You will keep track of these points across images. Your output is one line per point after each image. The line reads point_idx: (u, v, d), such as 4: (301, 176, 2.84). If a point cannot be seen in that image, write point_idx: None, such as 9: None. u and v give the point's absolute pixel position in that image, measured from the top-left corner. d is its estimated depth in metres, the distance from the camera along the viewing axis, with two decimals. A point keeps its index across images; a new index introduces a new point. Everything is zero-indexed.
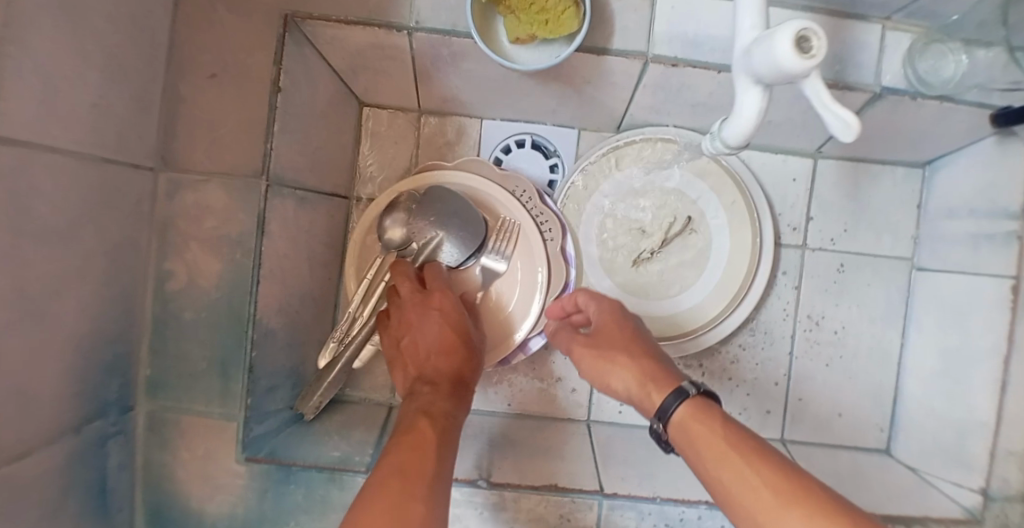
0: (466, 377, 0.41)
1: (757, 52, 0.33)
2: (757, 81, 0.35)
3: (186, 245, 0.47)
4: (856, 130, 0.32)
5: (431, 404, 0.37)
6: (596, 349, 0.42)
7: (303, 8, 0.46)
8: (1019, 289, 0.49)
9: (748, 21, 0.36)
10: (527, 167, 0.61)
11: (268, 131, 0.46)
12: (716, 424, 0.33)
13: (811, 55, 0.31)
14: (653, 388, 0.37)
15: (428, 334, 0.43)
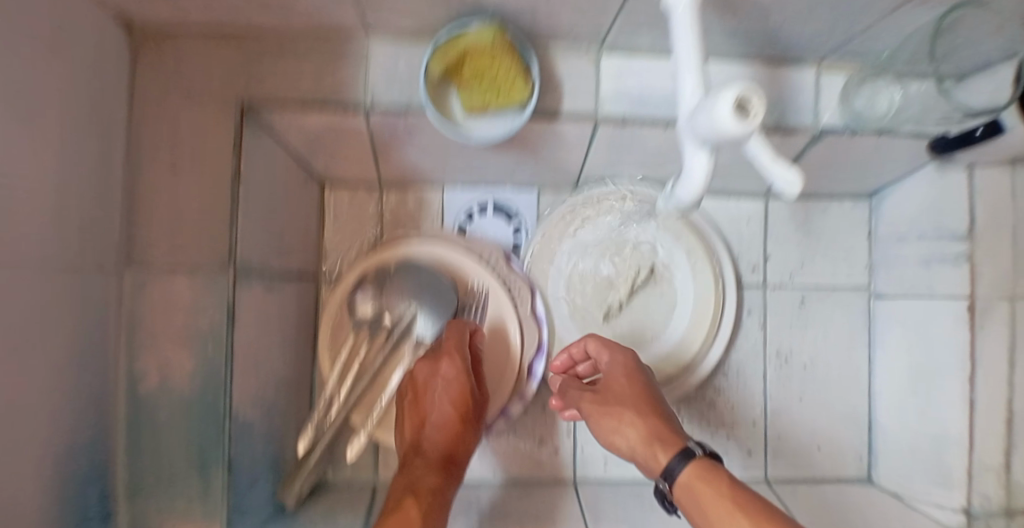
0: (456, 449, 0.47)
1: (699, 119, 0.34)
2: (705, 144, 0.35)
3: (156, 343, 0.46)
4: (800, 182, 0.34)
5: (421, 478, 0.43)
6: (607, 404, 0.46)
7: (259, 96, 0.47)
8: (974, 309, 0.52)
9: (690, 85, 0.37)
10: (491, 230, 0.62)
11: (232, 219, 0.46)
12: (717, 484, 0.36)
13: (752, 115, 0.32)
14: (658, 447, 0.41)
15: (439, 406, 0.48)
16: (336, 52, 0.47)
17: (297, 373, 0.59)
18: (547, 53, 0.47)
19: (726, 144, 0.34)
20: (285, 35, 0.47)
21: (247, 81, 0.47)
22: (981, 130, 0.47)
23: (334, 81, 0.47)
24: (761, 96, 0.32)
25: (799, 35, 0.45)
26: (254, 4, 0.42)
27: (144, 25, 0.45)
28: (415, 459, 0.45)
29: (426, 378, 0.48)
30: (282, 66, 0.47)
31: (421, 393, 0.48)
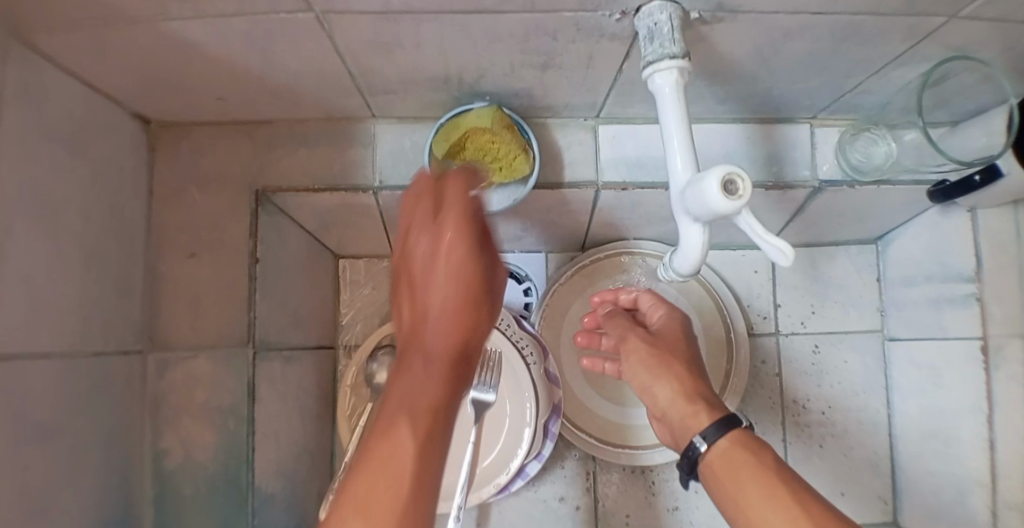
0: (472, 349, 0.37)
1: (690, 195, 0.34)
2: (699, 221, 0.35)
3: (180, 420, 0.48)
4: (792, 254, 0.32)
5: (418, 390, 0.33)
6: (658, 358, 0.43)
7: (270, 180, 0.50)
8: (987, 347, 0.53)
9: (678, 165, 0.36)
10: (502, 292, 0.63)
11: (250, 299, 0.48)
12: (760, 458, 0.36)
13: (739, 196, 0.31)
14: (702, 411, 0.39)
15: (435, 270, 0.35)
16: (343, 133, 0.50)
17: (318, 440, 0.61)
18: (542, 126, 0.50)
19: (717, 221, 0.34)
20: (297, 120, 0.50)
21: (262, 165, 0.50)
22: (980, 175, 0.47)
23: (343, 161, 0.50)
24: (747, 177, 0.32)
25: (786, 98, 0.47)
26: (268, 96, 0.45)
27: (164, 117, 0.49)
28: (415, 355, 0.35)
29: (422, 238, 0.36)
30: (293, 149, 0.50)
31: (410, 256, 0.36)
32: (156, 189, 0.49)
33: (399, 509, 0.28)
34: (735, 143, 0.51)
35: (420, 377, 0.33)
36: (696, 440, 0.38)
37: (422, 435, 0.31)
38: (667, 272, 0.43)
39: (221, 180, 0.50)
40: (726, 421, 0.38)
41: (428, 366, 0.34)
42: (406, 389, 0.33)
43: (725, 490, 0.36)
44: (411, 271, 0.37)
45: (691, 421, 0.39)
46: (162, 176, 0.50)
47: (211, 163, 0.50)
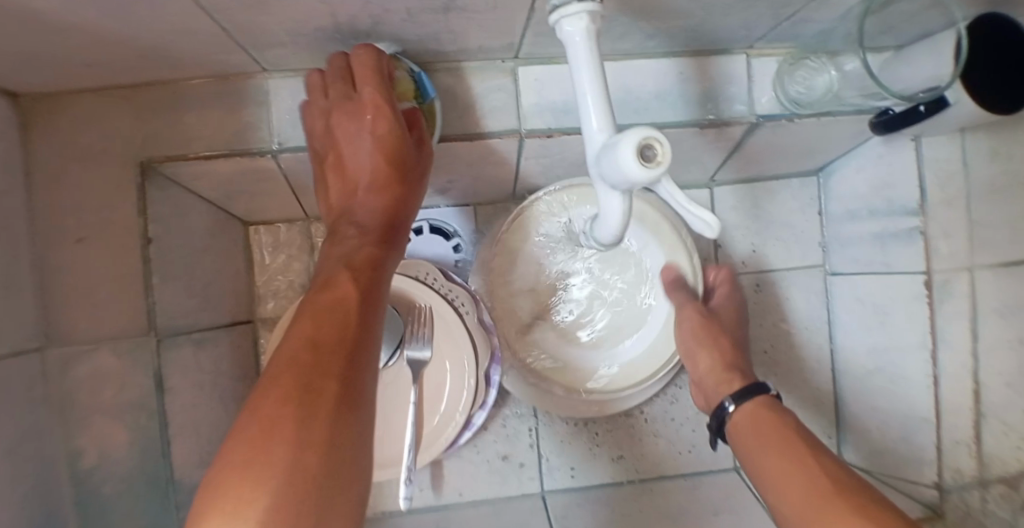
0: (400, 219, 0.39)
1: (605, 160, 0.30)
2: (616, 189, 0.31)
3: (90, 419, 0.44)
4: (716, 224, 0.29)
5: (339, 296, 0.30)
6: (705, 333, 0.52)
7: (161, 149, 0.45)
8: (931, 283, 0.51)
9: (594, 122, 0.33)
10: (429, 250, 0.60)
11: (148, 285, 0.45)
12: (782, 416, 0.42)
13: (657, 162, 0.28)
14: (735, 379, 0.48)
15: (369, 176, 0.38)
16: (236, 93, 0.45)
17: None
18: (451, 74, 0.45)
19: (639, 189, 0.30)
20: (186, 79, 0.44)
21: (148, 134, 0.45)
22: (924, 107, 0.44)
23: (239, 125, 0.45)
24: (667, 141, 0.28)
25: (721, 29, 0.42)
26: (140, 58, 0.39)
27: (33, 89, 0.42)
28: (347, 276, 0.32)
29: (350, 138, 0.39)
30: (186, 111, 0.45)
31: (347, 159, 0.39)
32: (33, 170, 0.44)
33: (312, 448, 0.24)
34: (667, 80, 0.47)
35: (342, 289, 0.31)
36: (726, 402, 0.46)
37: (335, 346, 0.28)
38: (591, 241, 0.39)
39: (102, 154, 0.45)
40: (754, 389, 0.46)
41: (347, 278, 0.32)
42: (325, 303, 0.30)
43: (745, 446, 0.42)
44: (341, 177, 0.40)
45: (724, 387, 0.48)
46: (38, 154, 0.44)
47: (88, 137, 0.45)
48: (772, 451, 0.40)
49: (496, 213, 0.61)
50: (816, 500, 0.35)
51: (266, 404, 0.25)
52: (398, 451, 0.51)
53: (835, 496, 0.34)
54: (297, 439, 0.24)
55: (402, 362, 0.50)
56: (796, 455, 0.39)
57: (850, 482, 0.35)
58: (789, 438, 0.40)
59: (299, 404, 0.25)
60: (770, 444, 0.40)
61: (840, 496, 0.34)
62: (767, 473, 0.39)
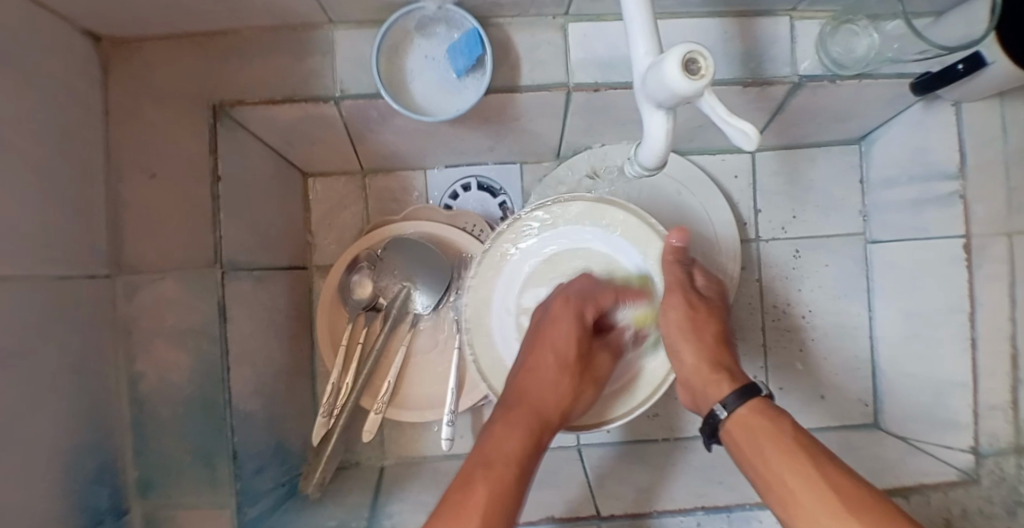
0: (556, 417, 0.44)
1: (650, 81, 0.33)
2: (660, 109, 0.34)
3: (152, 344, 0.47)
4: (756, 138, 0.30)
5: (506, 444, 0.40)
6: (692, 326, 0.46)
7: (228, 94, 0.47)
8: (970, 246, 0.53)
9: (642, 51, 0.35)
10: (476, 207, 0.63)
11: (216, 220, 0.46)
12: (777, 426, 0.39)
13: (701, 76, 0.31)
14: (724, 380, 0.44)
15: (546, 358, 0.46)
16: (299, 42, 0.47)
17: (297, 360, 0.61)
18: (503, 28, 0.47)
19: (682, 107, 0.33)
20: (242, 28, 0.47)
21: (216, 79, 0.47)
22: (963, 65, 0.45)
23: (301, 72, 0.48)
24: (709, 57, 0.31)
25: None
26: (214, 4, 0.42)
27: (113, 33, 0.46)
28: (511, 417, 0.42)
29: (557, 334, 0.47)
30: (251, 61, 0.48)
31: (546, 339, 0.47)
32: (111, 111, 0.47)
33: None
34: (711, 38, 0.48)
35: (512, 436, 0.40)
36: (717, 408, 0.43)
37: (495, 484, 0.37)
38: (632, 168, 0.41)
39: (170, 98, 0.47)
40: (748, 390, 0.42)
41: (516, 424, 0.42)
42: (496, 445, 0.40)
43: (745, 457, 0.39)
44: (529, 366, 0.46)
45: (713, 389, 0.44)
46: (116, 98, 0.47)
47: (162, 81, 0.47)
48: (775, 461, 0.37)
49: (543, 172, 0.64)
50: (825, 513, 0.33)
51: None
52: (444, 393, 0.55)
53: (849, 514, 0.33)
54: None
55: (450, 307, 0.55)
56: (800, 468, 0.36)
57: (860, 494, 0.34)
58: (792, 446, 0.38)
59: (461, 511, 0.34)
60: (772, 459, 0.37)
61: (855, 513, 0.32)
62: (767, 482, 0.37)
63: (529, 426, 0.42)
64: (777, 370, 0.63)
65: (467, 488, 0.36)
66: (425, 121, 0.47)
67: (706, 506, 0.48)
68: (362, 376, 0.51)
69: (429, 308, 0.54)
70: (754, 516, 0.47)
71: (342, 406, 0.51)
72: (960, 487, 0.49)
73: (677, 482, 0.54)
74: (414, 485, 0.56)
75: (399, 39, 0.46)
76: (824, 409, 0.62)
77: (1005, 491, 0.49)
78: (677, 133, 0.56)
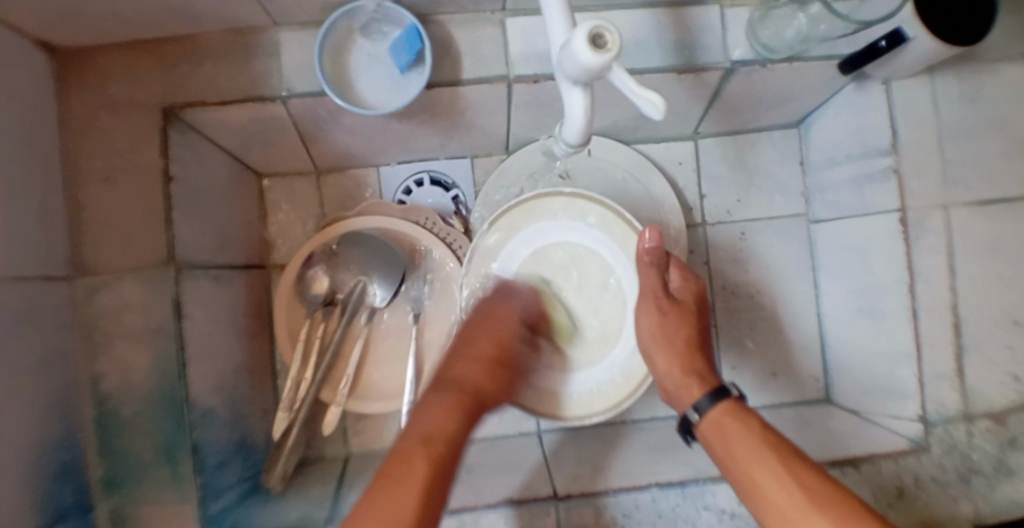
0: (485, 394, 0.43)
1: (565, 57, 0.35)
2: (577, 84, 0.37)
3: (112, 344, 0.48)
4: (663, 105, 0.34)
5: (438, 425, 0.37)
6: (664, 331, 0.48)
7: (181, 98, 0.49)
8: (907, 220, 0.53)
9: (557, 28, 0.38)
10: (429, 201, 0.65)
11: (168, 219, 0.48)
12: (748, 423, 0.41)
13: (608, 49, 0.33)
14: (694, 384, 0.46)
15: (484, 343, 0.45)
16: (247, 45, 0.49)
17: (256, 356, 0.62)
18: (444, 24, 0.49)
19: (595, 79, 0.36)
20: (198, 34, 0.49)
21: (168, 83, 0.49)
22: (885, 41, 0.47)
23: (251, 74, 0.49)
24: (615, 31, 0.34)
25: None
26: (159, 9, 0.43)
27: (69, 43, 0.47)
28: (440, 396, 0.40)
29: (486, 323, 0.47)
30: (202, 65, 0.49)
31: (485, 325, 0.47)
32: (66, 117, 0.48)
33: None
34: (645, 28, 0.49)
35: (438, 414, 0.38)
36: (690, 412, 0.45)
37: (434, 464, 0.35)
38: (559, 145, 0.44)
39: (125, 102, 0.48)
40: (719, 392, 0.44)
41: (448, 401, 0.40)
42: (429, 423, 0.37)
43: (720, 450, 0.41)
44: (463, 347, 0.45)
45: (684, 392, 0.46)
46: (72, 104, 0.48)
47: (117, 87, 0.49)
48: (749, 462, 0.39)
49: (493, 165, 0.66)
50: (795, 510, 0.35)
51: None
52: (402, 384, 0.56)
53: (818, 509, 0.34)
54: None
55: (406, 299, 0.57)
56: (771, 462, 0.38)
57: (827, 489, 0.35)
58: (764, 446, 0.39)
59: (394, 489, 0.32)
60: (743, 453, 0.39)
61: (824, 507, 0.34)
62: (745, 483, 0.39)
63: (460, 402, 0.40)
64: (730, 349, 0.67)
65: (407, 468, 0.34)
66: (368, 114, 0.48)
67: (660, 483, 0.49)
68: (321, 370, 0.52)
69: (385, 300, 0.55)
70: (708, 491, 0.49)
71: (302, 399, 0.52)
72: (912, 456, 0.50)
73: (635, 461, 0.56)
74: (375, 475, 0.57)
75: (342, 39, 0.48)
76: (775, 387, 0.66)
77: (957, 458, 0.51)
78: (621, 123, 0.58)
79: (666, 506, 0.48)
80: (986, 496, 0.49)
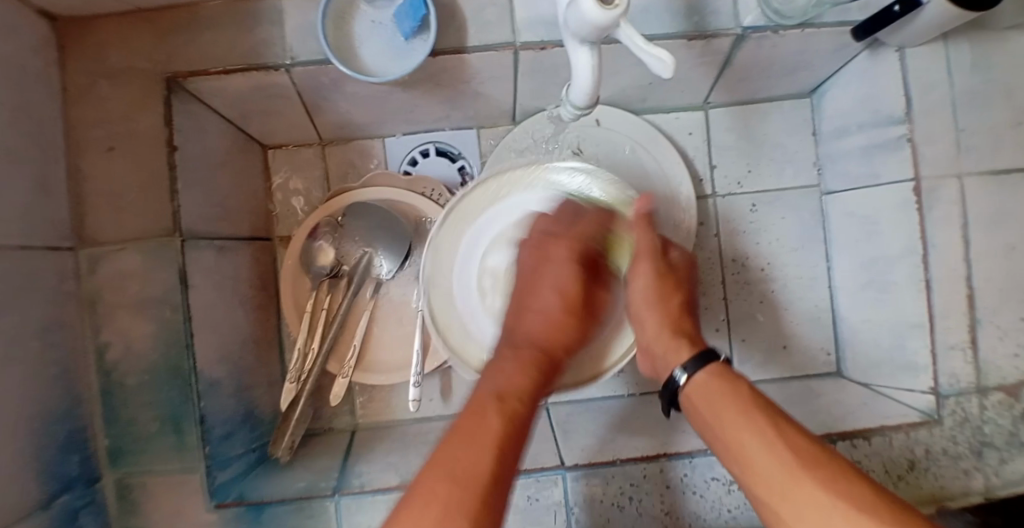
0: (556, 358, 0.42)
1: (571, 16, 0.35)
2: (584, 44, 0.36)
3: (116, 314, 0.47)
4: (671, 63, 0.34)
5: (511, 384, 0.37)
6: (659, 294, 0.45)
7: (181, 66, 0.48)
8: (920, 189, 0.52)
9: None
10: (434, 172, 0.65)
11: (172, 188, 0.47)
12: (733, 383, 0.39)
13: (615, 5, 0.33)
14: (681, 345, 0.43)
15: (558, 288, 0.45)
16: (250, 13, 0.48)
17: (262, 330, 0.62)
18: None
19: (602, 39, 0.35)
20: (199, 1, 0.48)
21: (170, 52, 0.48)
22: (899, 6, 0.46)
23: (254, 42, 0.48)
24: None
25: None
26: None
27: (70, 12, 0.46)
28: (506, 356, 0.41)
29: (545, 269, 0.46)
30: (204, 33, 0.48)
31: (539, 278, 0.46)
32: (68, 87, 0.47)
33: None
34: None
35: (515, 373, 0.39)
36: (676, 373, 0.42)
37: (509, 416, 0.34)
38: (565, 109, 0.44)
39: (126, 71, 0.48)
40: (704, 357, 0.41)
41: (523, 365, 0.40)
42: (504, 382, 0.37)
43: (704, 414, 0.38)
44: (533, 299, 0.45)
45: (671, 356, 0.43)
46: (73, 73, 0.48)
47: (118, 55, 0.48)
48: (732, 423, 0.36)
49: (500, 136, 0.65)
50: (781, 472, 0.32)
51: (428, 497, 0.28)
52: (409, 357, 0.56)
53: (803, 469, 0.31)
54: (460, 484, 0.29)
55: (412, 272, 0.56)
56: (754, 421, 0.35)
57: (816, 450, 0.33)
58: (749, 408, 0.36)
59: (474, 434, 0.32)
60: (727, 412, 0.37)
61: (812, 468, 0.31)
62: (728, 446, 0.36)
63: (527, 363, 0.40)
64: (738, 322, 0.66)
65: (484, 419, 0.33)
66: (372, 82, 0.47)
67: (668, 453, 0.49)
68: (327, 343, 0.52)
69: (391, 273, 0.55)
70: (717, 461, 0.48)
71: (308, 371, 0.52)
72: (924, 428, 0.50)
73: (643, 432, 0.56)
74: (381, 447, 0.57)
75: (345, 5, 0.47)
76: (785, 359, 0.66)
77: (968, 432, 0.50)
78: (630, 91, 0.57)
79: (674, 476, 0.48)
80: (996, 470, 0.49)
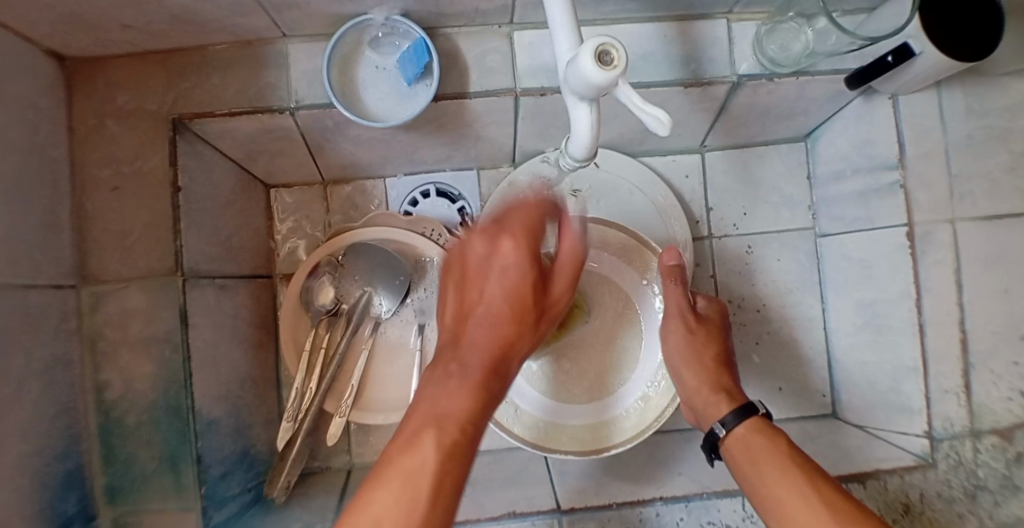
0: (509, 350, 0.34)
1: (570, 76, 0.35)
2: (583, 100, 0.37)
3: (117, 353, 0.48)
4: (668, 121, 0.34)
5: (451, 409, 0.30)
6: (693, 349, 0.50)
7: (189, 108, 0.49)
8: (914, 234, 0.53)
9: (563, 46, 0.38)
10: (435, 212, 0.66)
11: (176, 229, 0.48)
12: (773, 439, 0.42)
13: (614, 66, 0.33)
14: (722, 400, 0.47)
15: (497, 284, 0.34)
16: (256, 57, 0.49)
17: (261, 366, 0.62)
18: (450, 37, 0.49)
19: (601, 96, 0.36)
20: (206, 45, 0.49)
21: (177, 94, 0.49)
22: (892, 56, 0.47)
23: (260, 85, 0.49)
24: (621, 48, 0.34)
25: None
26: (171, 20, 0.43)
27: (80, 54, 0.47)
28: (450, 364, 0.32)
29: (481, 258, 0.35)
30: (210, 76, 0.49)
31: (478, 268, 0.35)
32: (75, 126, 0.48)
33: None
34: (653, 41, 0.49)
35: (452, 395, 0.30)
36: (717, 426, 0.46)
37: (453, 443, 0.29)
38: (564, 161, 0.45)
39: (133, 112, 0.49)
40: (745, 409, 0.46)
41: (463, 388, 0.31)
42: (441, 402, 0.30)
43: (743, 463, 0.42)
44: (481, 273, 0.35)
45: (713, 409, 0.47)
46: (80, 115, 0.48)
47: (125, 97, 0.49)
48: (770, 472, 0.40)
49: (499, 177, 0.67)
50: (813, 522, 0.36)
51: None
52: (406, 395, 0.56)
53: (836, 527, 0.34)
54: (406, 502, 0.26)
55: (410, 309, 0.57)
56: (792, 478, 0.39)
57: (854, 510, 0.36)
58: (790, 464, 0.40)
59: (408, 462, 0.27)
60: (767, 466, 0.40)
61: (845, 526, 0.34)
62: (765, 495, 0.40)
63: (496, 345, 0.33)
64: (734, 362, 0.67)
65: (418, 446, 0.28)
66: (376, 126, 0.48)
67: (665, 497, 0.49)
68: (325, 381, 0.52)
69: (390, 311, 0.55)
70: (713, 506, 0.48)
71: (306, 409, 0.52)
72: (919, 473, 0.50)
73: (637, 475, 0.56)
74: None
75: (349, 51, 0.48)
76: (781, 400, 0.66)
77: (964, 475, 0.50)
78: (628, 135, 0.58)
79: (671, 521, 0.48)
80: (990, 513, 0.48)
